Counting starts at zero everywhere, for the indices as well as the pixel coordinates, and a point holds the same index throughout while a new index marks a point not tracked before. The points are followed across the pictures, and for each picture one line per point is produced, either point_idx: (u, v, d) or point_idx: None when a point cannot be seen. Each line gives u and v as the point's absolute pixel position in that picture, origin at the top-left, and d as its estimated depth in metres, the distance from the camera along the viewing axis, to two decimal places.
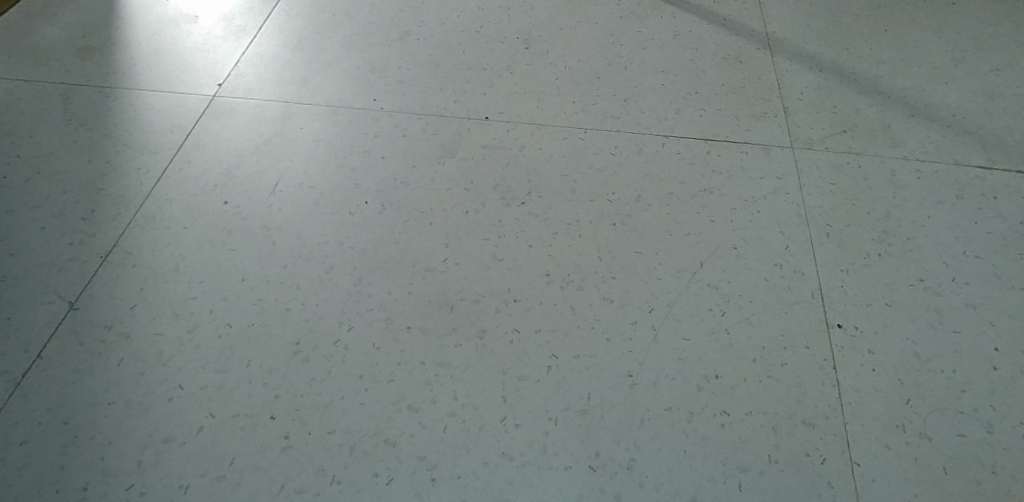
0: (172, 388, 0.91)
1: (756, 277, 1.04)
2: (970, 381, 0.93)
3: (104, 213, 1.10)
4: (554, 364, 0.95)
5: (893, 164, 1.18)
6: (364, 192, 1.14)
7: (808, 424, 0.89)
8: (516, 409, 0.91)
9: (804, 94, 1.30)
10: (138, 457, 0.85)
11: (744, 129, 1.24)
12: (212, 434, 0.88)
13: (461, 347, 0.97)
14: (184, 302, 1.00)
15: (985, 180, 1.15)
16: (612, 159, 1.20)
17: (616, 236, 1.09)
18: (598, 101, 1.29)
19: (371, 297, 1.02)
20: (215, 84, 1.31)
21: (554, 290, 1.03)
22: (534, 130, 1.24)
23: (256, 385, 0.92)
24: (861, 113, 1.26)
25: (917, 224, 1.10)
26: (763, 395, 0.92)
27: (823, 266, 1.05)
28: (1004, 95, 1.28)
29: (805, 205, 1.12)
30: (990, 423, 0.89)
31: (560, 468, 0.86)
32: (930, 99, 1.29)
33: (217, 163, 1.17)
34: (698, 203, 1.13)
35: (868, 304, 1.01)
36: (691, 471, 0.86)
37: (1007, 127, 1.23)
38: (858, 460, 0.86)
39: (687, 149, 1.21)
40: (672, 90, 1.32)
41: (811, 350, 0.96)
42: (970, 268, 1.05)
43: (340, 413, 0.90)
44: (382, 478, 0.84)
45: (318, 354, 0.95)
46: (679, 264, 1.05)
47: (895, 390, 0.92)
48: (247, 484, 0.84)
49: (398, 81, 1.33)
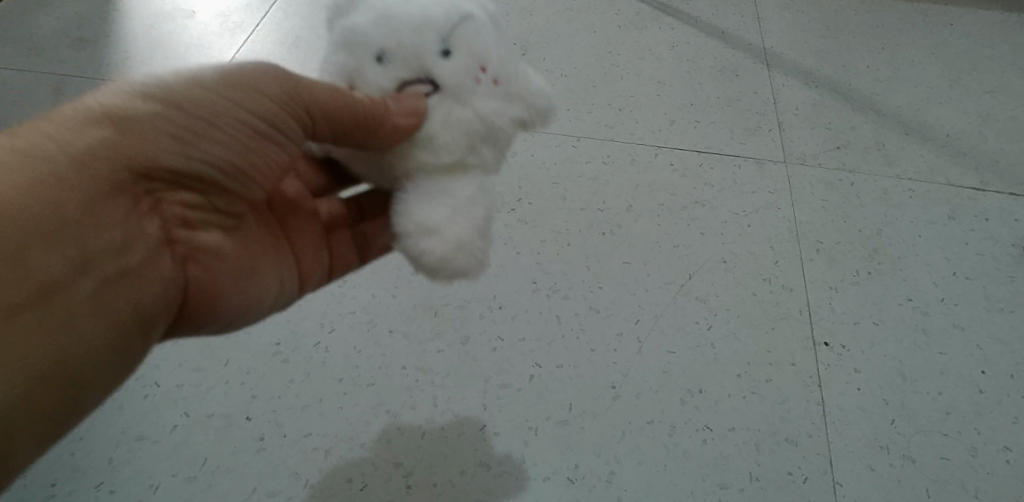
0: (148, 386, 0.90)
1: (744, 291, 1.03)
2: (956, 404, 0.92)
3: None
4: (537, 373, 0.94)
5: (886, 182, 1.18)
6: None
7: (791, 442, 0.89)
8: (496, 417, 0.90)
9: (799, 109, 1.30)
10: (110, 455, 0.85)
11: (738, 143, 1.23)
12: (186, 434, 0.87)
13: (443, 353, 0.95)
14: None
15: (977, 202, 1.15)
16: (604, 168, 1.19)
17: (605, 246, 1.08)
18: (592, 110, 1.28)
19: (355, 299, 1.01)
20: None
21: (540, 299, 1.02)
22: (526, 136, 1.23)
23: (233, 385, 0.91)
24: (856, 131, 1.26)
25: (908, 244, 1.09)
26: (747, 411, 0.91)
27: (812, 283, 1.04)
28: (998, 118, 1.28)
29: (796, 220, 1.12)
30: (974, 446, 0.89)
31: (538, 479, 0.85)
32: (925, 119, 1.28)
33: None
34: (688, 215, 1.12)
35: (857, 323, 1.00)
36: (670, 488, 0.85)
37: (1001, 149, 1.23)
38: (839, 481, 0.86)
39: (680, 161, 1.20)
40: (667, 101, 1.31)
41: (797, 367, 0.95)
42: (960, 289, 1.04)
43: (318, 416, 0.89)
44: (358, 484, 0.84)
45: (298, 355, 0.94)
46: (667, 275, 1.05)
47: (880, 410, 0.92)
48: (220, 485, 0.83)
49: None
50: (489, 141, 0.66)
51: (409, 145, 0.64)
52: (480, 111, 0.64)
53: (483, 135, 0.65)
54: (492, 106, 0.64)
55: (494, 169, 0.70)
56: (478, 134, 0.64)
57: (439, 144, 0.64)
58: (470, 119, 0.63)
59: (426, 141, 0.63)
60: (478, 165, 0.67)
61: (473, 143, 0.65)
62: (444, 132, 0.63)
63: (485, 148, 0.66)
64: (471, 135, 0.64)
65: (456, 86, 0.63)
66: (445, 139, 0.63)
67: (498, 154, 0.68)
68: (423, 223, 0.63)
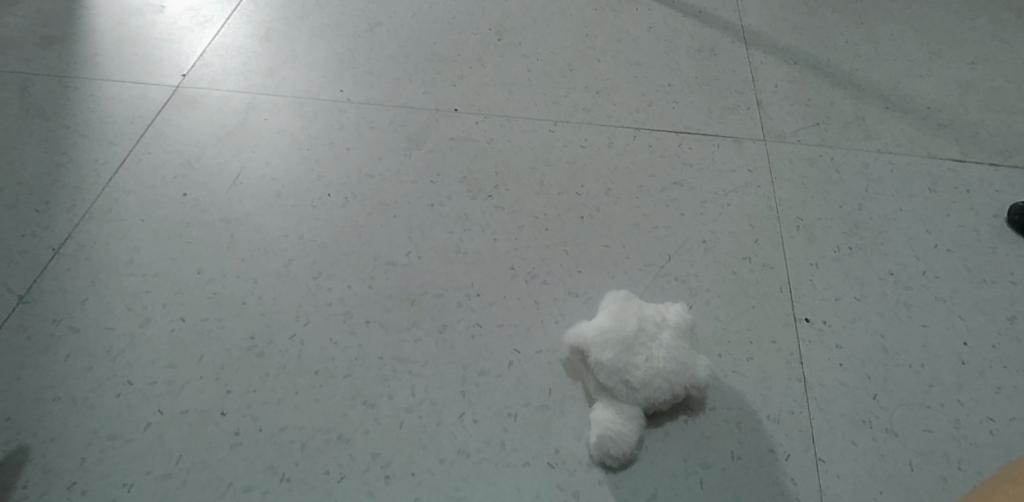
0: (121, 384, 0.90)
1: (723, 271, 1.02)
2: (939, 376, 0.92)
3: (59, 204, 1.07)
4: (516, 359, 0.93)
5: (866, 156, 1.17)
6: (328, 184, 1.11)
7: (772, 420, 0.88)
8: (474, 404, 0.89)
9: (778, 86, 1.28)
10: (83, 454, 0.84)
11: (716, 122, 1.22)
12: (161, 431, 0.86)
13: (421, 342, 0.94)
14: (137, 296, 0.98)
15: (958, 173, 1.14)
16: (581, 152, 1.17)
17: (584, 230, 1.07)
18: (569, 94, 1.27)
19: (331, 290, 0.99)
20: (179, 74, 1.27)
21: (518, 285, 1.00)
22: (503, 122, 1.21)
23: (207, 380, 0.90)
24: (835, 106, 1.25)
25: (889, 218, 1.08)
26: (729, 390, 0.90)
27: (791, 260, 1.03)
28: (978, 89, 1.27)
29: (776, 197, 1.11)
30: (957, 418, 0.88)
31: (518, 465, 0.84)
32: (905, 92, 1.27)
33: (178, 155, 1.15)
34: (667, 196, 1.11)
35: (838, 299, 0.99)
36: (651, 469, 0.84)
37: (981, 120, 1.22)
38: (822, 457, 0.85)
39: (658, 142, 1.19)
40: (645, 82, 1.29)
41: (778, 344, 0.94)
42: (941, 261, 1.03)
43: (293, 409, 0.88)
44: (334, 476, 0.83)
45: (273, 348, 0.93)
46: (647, 258, 1.03)
47: (862, 385, 0.91)
48: (195, 482, 0.83)
49: (367, 72, 1.29)
50: (632, 331, 0.84)
51: (642, 417, 0.85)
52: (580, 336, 0.86)
53: (623, 341, 0.83)
54: (617, 358, 0.83)
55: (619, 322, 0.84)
56: (620, 335, 0.83)
57: (655, 393, 0.83)
58: (606, 318, 0.86)
59: (643, 402, 0.84)
60: (666, 333, 0.85)
61: (632, 354, 0.83)
62: (624, 380, 0.83)
63: (632, 321, 0.85)
64: (615, 351, 0.82)
65: (615, 370, 0.83)
66: (633, 370, 0.83)
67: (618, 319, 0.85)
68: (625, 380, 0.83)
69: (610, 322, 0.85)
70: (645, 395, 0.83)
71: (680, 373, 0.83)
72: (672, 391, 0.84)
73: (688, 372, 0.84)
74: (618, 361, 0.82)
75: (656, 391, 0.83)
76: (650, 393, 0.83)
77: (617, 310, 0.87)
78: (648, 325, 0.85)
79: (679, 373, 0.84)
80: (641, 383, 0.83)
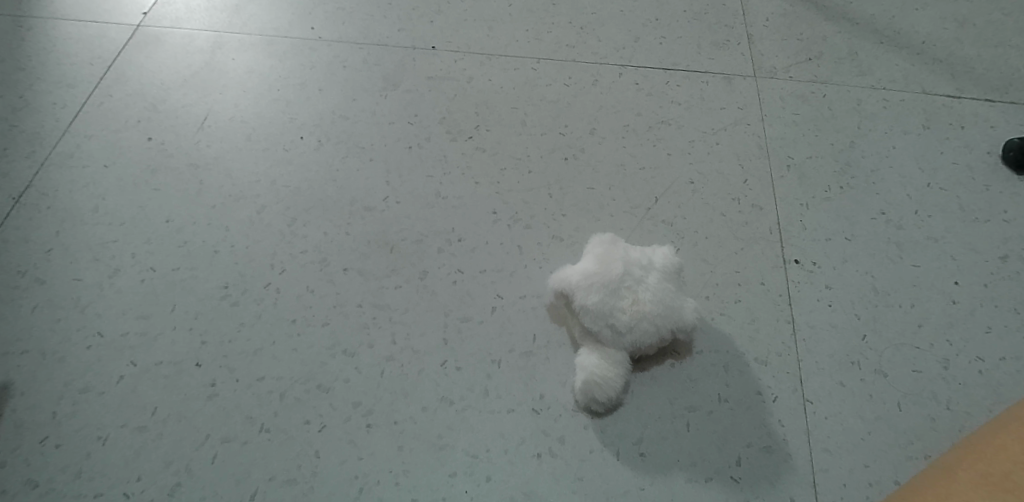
0: (91, 336, 0.87)
1: (711, 212, 0.99)
2: (929, 316, 0.90)
3: (17, 151, 1.02)
4: (499, 304, 0.91)
5: (859, 93, 1.13)
6: (300, 127, 1.06)
7: (760, 363, 0.87)
8: (457, 352, 0.87)
9: (770, 21, 1.23)
10: (54, 408, 0.82)
11: (705, 58, 1.17)
12: (135, 383, 0.84)
13: (400, 289, 0.91)
14: (104, 246, 0.94)
15: (953, 110, 1.11)
16: (565, 91, 1.12)
17: (568, 171, 1.03)
18: (552, 30, 1.21)
19: (306, 237, 0.95)
20: (140, 12, 1.19)
21: (501, 229, 0.97)
22: (483, 60, 1.16)
23: (181, 331, 0.88)
24: (829, 41, 1.20)
25: (882, 156, 1.05)
26: (716, 332, 0.89)
27: (782, 201, 1.00)
28: (975, 23, 1.23)
29: (767, 136, 1.07)
30: (946, 358, 0.87)
31: (503, 411, 0.83)
32: (900, 26, 1.22)
33: (141, 98, 1.09)
34: (654, 135, 1.07)
35: (829, 239, 0.97)
36: (637, 413, 0.83)
37: (977, 55, 1.18)
38: (810, 398, 0.84)
39: (645, 80, 1.14)
40: (631, 16, 1.23)
41: (767, 285, 0.93)
42: (935, 200, 1.01)
43: (270, 360, 0.86)
44: (314, 426, 0.81)
45: (247, 298, 0.90)
46: (633, 200, 1.00)
47: (851, 326, 0.90)
48: (172, 434, 0.81)
49: (338, 8, 1.22)
50: (618, 275, 0.81)
51: (628, 361, 0.84)
52: (565, 279, 0.83)
53: (608, 286, 0.80)
54: (603, 303, 0.80)
55: (601, 267, 0.82)
56: (606, 279, 0.80)
57: (641, 337, 0.81)
58: (592, 262, 0.83)
59: (629, 346, 0.82)
60: (652, 276, 0.82)
61: (618, 297, 0.80)
62: (610, 323, 0.80)
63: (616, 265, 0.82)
64: (601, 295, 0.80)
65: (601, 315, 0.80)
66: (619, 314, 0.80)
67: (602, 264, 0.82)
68: (611, 324, 0.81)
69: (596, 267, 0.82)
70: (631, 339, 0.81)
71: (666, 316, 0.81)
72: (658, 336, 0.82)
73: (675, 315, 0.82)
74: (603, 305, 0.80)
75: (643, 336, 0.81)
76: (636, 337, 0.81)
77: (602, 254, 0.84)
78: (634, 269, 0.82)
79: (666, 317, 0.81)
80: (627, 327, 0.80)
